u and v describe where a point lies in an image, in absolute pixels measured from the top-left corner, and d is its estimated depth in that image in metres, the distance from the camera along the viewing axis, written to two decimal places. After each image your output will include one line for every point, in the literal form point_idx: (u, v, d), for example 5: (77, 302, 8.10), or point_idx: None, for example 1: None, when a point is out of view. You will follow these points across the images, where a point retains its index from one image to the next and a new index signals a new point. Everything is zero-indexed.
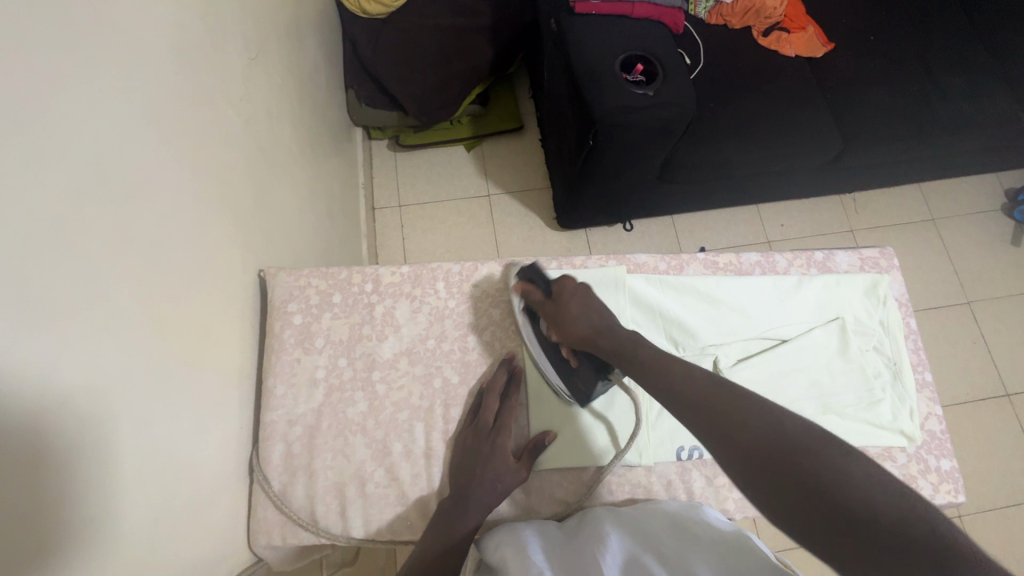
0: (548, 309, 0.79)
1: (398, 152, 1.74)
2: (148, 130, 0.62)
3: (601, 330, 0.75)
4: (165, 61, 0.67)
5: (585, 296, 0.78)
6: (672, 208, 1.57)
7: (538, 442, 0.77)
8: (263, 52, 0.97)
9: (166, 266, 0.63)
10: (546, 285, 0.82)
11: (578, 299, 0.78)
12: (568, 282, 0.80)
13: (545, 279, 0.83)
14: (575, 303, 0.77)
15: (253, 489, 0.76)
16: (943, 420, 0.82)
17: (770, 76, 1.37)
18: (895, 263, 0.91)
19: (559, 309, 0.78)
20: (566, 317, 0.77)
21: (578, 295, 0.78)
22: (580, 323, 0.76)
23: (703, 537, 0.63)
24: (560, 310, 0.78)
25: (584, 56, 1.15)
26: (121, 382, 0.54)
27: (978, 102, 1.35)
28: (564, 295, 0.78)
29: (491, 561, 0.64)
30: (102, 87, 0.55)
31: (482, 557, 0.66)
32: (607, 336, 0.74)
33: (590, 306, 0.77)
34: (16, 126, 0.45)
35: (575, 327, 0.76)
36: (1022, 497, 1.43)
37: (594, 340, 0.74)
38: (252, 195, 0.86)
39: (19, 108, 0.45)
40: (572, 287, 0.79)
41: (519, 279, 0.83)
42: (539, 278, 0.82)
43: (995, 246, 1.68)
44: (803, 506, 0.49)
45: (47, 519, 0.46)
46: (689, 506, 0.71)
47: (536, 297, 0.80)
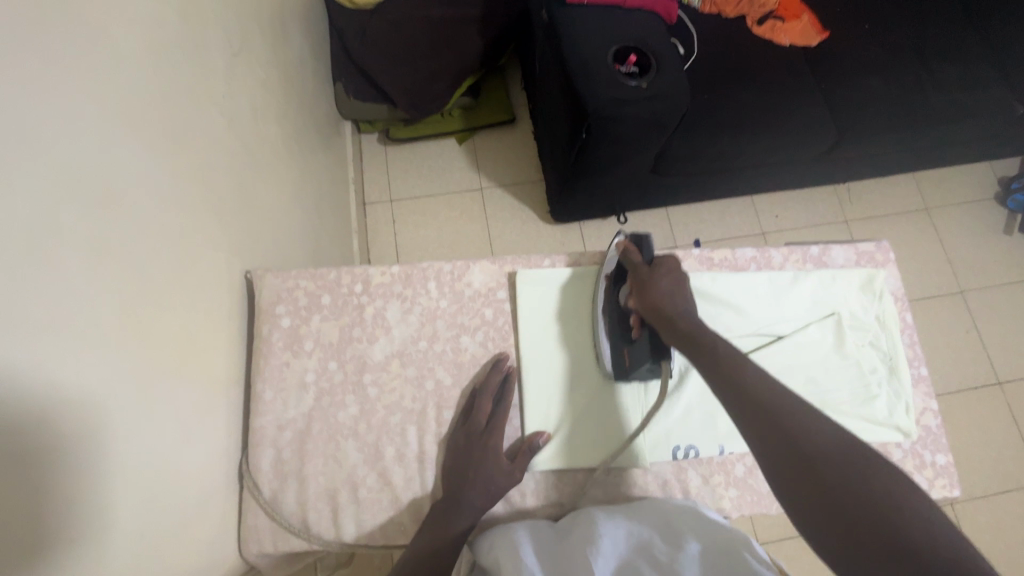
0: (641, 272, 0.75)
1: (388, 146, 1.71)
2: (127, 132, 0.60)
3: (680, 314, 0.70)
4: (144, 58, 0.64)
5: (678, 278, 0.74)
6: (666, 200, 1.55)
7: (533, 443, 0.76)
8: (246, 46, 0.94)
9: (148, 270, 0.61)
10: (650, 253, 0.77)
11: (671, 277, 0.74)
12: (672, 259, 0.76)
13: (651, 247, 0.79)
14: (666, 279, 0.73)
15: (243, 496, 0.75)
16: (939, 416, 0.82)
17: (765, 66, 1.35)
18: (891, 258, 0.90)
19: (651, 277, 0.74)
20: (654, 289, 0.73)
21: (675, 274, 0.74)
22: (665, 300, 0.71)
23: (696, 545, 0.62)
24: (651, 279, 0.73)
25: (577, 47, 1.13)
26: (104, 393, 0.53)
27: (973, 90, 1.34)
28: (663, 267, 0.74)
29: (483, 563, 0.64)
30: (76, 88, 0.53)
31: (476, 558, 0.66)
32: (684, 320, 0.69)
33: (679, 288, 0.73)
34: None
35: (658, 301, 0.71)
36: (1012, 484, 1.44)
37: (671, 322, 0.70)
38: (237, 194, 0.84)
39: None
40: (674, 267, 0.75)
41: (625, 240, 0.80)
42: (645, 247, 0.78)
43: (988, 235, 1.68)
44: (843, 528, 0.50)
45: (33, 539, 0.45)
46: (685, 506, 0.70)
47: (634, 258, 0.77)
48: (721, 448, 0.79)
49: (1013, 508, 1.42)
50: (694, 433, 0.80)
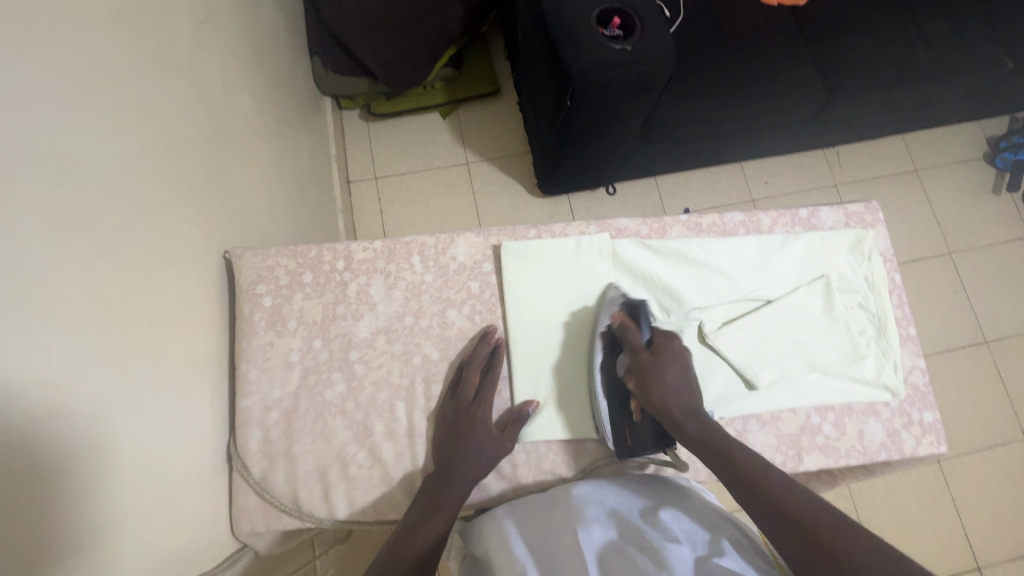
0: (642, 358, 0.74)
1: (370, 122, 1.67)
2: (88, 104, 0.57)
3: (688, 413, 0.70)
4: (103, 27, 0.61)
5: (682, 364, 0.74)
6: (654, 169, 1.53)
7: (521, 412, 0.76)
8: (213, 16, 0.90)
9: (118, 251, 0.59)
10: (647, 331, 0.77)
11: (677, 366, 0.73)
12: (676, 339, 0.76)
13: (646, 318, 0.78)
14: (672, 368, 0.73)
15: (232, 477, 0.74)
16: (927, 373, 0.83)
17: (752, 27, 1.32)
18: (881, 218, 0.89)
19: (655, 364, 0.73)
20: (659, 382, 0.72)
21: (680, 359, 0.74)
22: (670, 394, 0.71)
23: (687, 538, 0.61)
24: (655, 368, 0.73)
25: (559, 10, 1.09)
26: (77, 373, 0.51)
27: (962, 46, 1.32)
28: (667, 355, 0.74)
29: (480, 554, 0.64)
30: (26, 56, 0.50)
31: (474, 551, 0.66)
32: (693, 423, 0.69)
33: (684, 379, 0.73)
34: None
35: (661, 396, 0.71)
36: (996, 439, 1.48)
37: (677, 422, 0.70)
38: (211, 172, 0.81)
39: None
40: (675, 350, 0.74)
41: (623, 311, 0.78)
42: (641, 319, 0.78)
43: (976, 195, 1.68)
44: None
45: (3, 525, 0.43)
46: (678, 491, 0.71)
47: (633, 339, 0.75)
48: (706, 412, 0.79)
49: (997, 462, 1.46)
50: None
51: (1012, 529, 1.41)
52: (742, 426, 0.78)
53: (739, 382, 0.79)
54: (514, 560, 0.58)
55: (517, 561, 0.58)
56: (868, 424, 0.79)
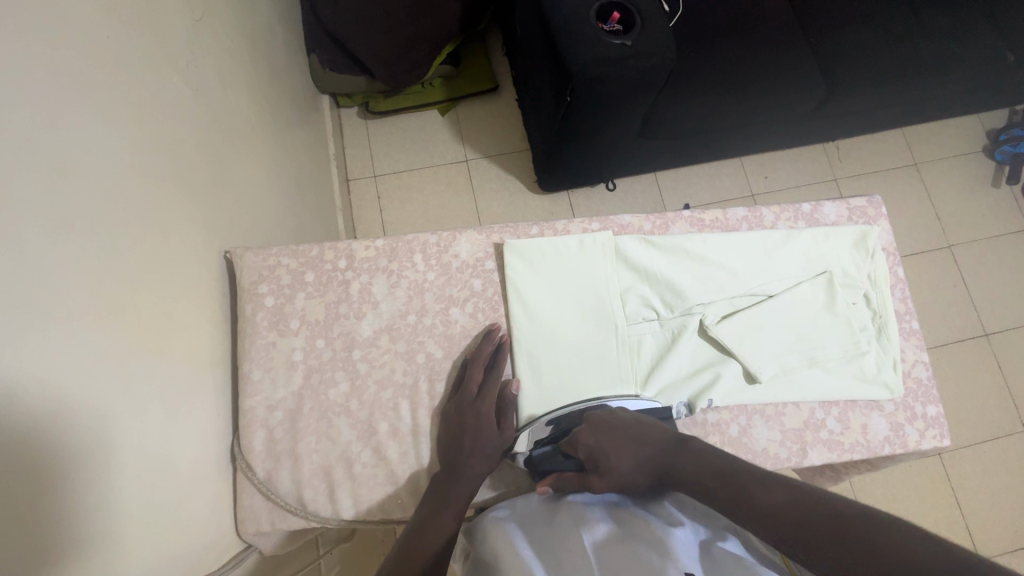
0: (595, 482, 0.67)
1: (369, 120, 1.66)
2: (84, 103, 0.57)
3: (661, 461, 0.66)
4: (98, 26, 0.60)
5: (614, 445, 0.68)
6: (654, 164, 1.53)
7: (507, 398, 0.76)
8: (210, 14, 0.89)
9: (117, 251, 0.58)
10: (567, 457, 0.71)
11: (609, 447, 0.68)
12: (582, 435, 0.70)
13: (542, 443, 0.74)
14: (614, 457, 0.67)
15: (236, 477, 0.74)
16: (930, 367, 0.82)
17: (752, 22, 1.31)
18: (883, 212, 0.89)
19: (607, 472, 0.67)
20: (623, 473, 0.67)
21: (603, 436, 0.70)
22: (637, 475, 0.66)
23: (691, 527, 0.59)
24: (608, 475, 0.67)
25: (557, 6, 1.09)
26: (78, 377, 0.51)
27: (963, 40, 1.32)
28: (596, 456, 0.68)
29: (480, 555, 0.61)
30: (24, 53, 0.50)
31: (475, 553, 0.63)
32: (674, 469, 0.64)
33: (633, 449, 0.68)
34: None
35: (637, 481, 0.66)
36: (997, 432, 1.48)
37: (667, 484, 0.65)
38: (210, 171, 0.81)
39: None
40: (584, 438, 0.70)
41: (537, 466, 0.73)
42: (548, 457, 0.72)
43: (976, 188, 1.68)
44: (817, 549, 0.49)
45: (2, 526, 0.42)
46: (649, 497, 0.66)
47: (568, 473, 0.70)
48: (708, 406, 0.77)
49: (997, 455, 1.46)
50: (679, 385, 0.78)
51: (1012, 519, 1.42)
52: (746, 422, 0.78)
53: (740, 376, 0.79)
54: (519, 556, 0.55)
55: (521, 557, 0.56)
56: (872, 418, 0.79)
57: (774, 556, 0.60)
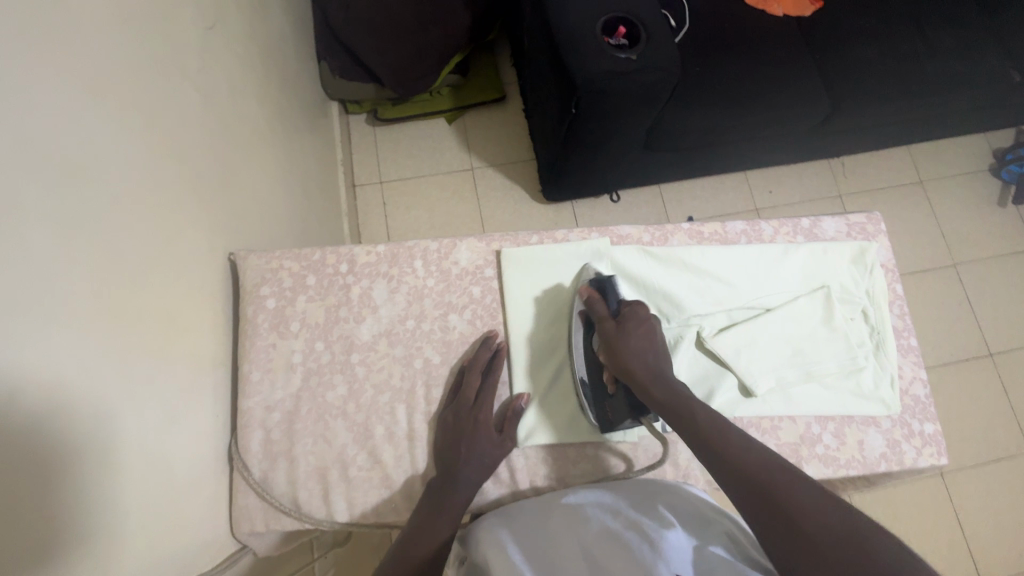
0: (606, 327, 0.73)
1: (377, 127, 1.68)
2: (96, 108, 0.58)
3: (655, 377, 0.68)
4: (112, 33, 0.62)
5: (650, 332, 0.72)
6: (657, 177, 1.54)
7: (516, 408, 0.76)
8: (222, 22, 0.92)
9: (123, 252, 0.60)
10: (615, 301, 0.76)
11: (641, 331, 0.72)
12: (642, 307, 0.74)
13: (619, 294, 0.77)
14: (639, 330, 0.72)
15: (233, 477, 0.75)
16: (928, 385, 0.82)
17: (757, 38, 1.33)
18: (883, 228, 0.89)
19: (619, 333, 0.72)
20: (623, 345, 0.71)
21: (646, 325, 0.72)
22: (633, 358, 0.70)
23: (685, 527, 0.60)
24: (620, 335, 0.71)
25: (563, 20, 1.11)
26: (81, 376, 0.52)
27: (969, 59, 1.32)
28: (631, 320, 0.73)
29: (474, 560, 0.61)
30: (36, 59, 0.51)
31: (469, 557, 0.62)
32: (659, 389, 0.67)
33: (652, 342, 0.71)
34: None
35: (630, 361, 0.69)
36: (1002, 453, 1.46)
37: (644, 388, 0.68)
38: (218, 175, 0.82)
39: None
40: (641, 314, 0.73)
41: (590, 287, 0.78)
42: (610, 293, 0.77)
43: (982, 207, 1.67)
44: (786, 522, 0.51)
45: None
46: (650, 497, 0.68)
47: (599, 310, 0.75)
48: None
49: (1002, 476, 1.45)
50: None
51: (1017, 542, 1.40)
52: None
53: (736, 389, 0.79)
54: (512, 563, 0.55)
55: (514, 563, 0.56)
56: (869, 434, 0.79)
57: (768, 553, 0.61)
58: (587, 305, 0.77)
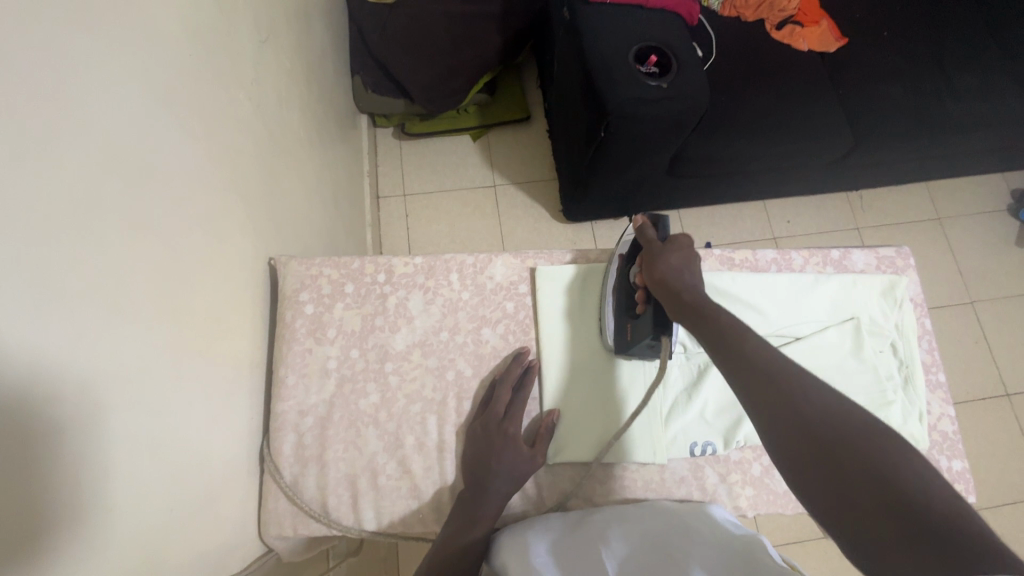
0: (650, 248, 0.73)
1: (404, 141, 1.72)
2: (164, 116, 0.61)
3: (687, 288, 0.67)
4: (179, 43, 0.65)
5: (689, 255, 0.71)
6: (680, 202, 1.56)
7: (548, 424, 0.76)
8: (274, 36, 0.95)
9: (180, 255, 0.62)
10: (667, 231, 0.76)
11: (683, 253, 0.71)
12: (685, 237, 0.73)
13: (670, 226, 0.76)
14: (677, 253, 0.70)
15: (264, 480, 0.75)
16: (956, 422, 0.82)
17: (783, 71, 1.36)
18: (912, 263, 0.90)
19: (661, 251, 0.71)
20: (660, 263, 0.70)
21: (687, 249, 0.71)
22: (666, 270, 0.69)
23: (707, 543, 0.62)
24: (659, 253, 0.71)
25: (597, 46, 1.14)
26: (137, 371, 0.54)
27: (990, 100, 1.34)
28: (675, 243, 0.72)
29: (500, 565, 0.64)
30: (113, 65, 0.54)
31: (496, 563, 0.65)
32: (689, 294, 0.66)
33: (692, 264, 0.70)
34: (17, 99, 0.42)
35: (665, 274, 0.69)
36: (1019, 496, 1.44)
37: (675, 295, 0.67)
38: (262, 182, 0.85)
39: (22, 80, 0.43)
40: (687, 244, 0.71)
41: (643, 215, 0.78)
42: (664, 226, 0.76)
43: (1000, 247, 1.68)
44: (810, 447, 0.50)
45: (40, 511, 0.44)
46: (678, 512, 0.69)
47: (648, 236, 0.75)
48: (737, 445, 0.78)
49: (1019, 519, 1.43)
50: (710, 429, 0.79)
51: None
52: (769, 462, 0.79)
53: None
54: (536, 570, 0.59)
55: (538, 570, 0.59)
56: None
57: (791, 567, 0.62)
58: (637, 232, 0.77)
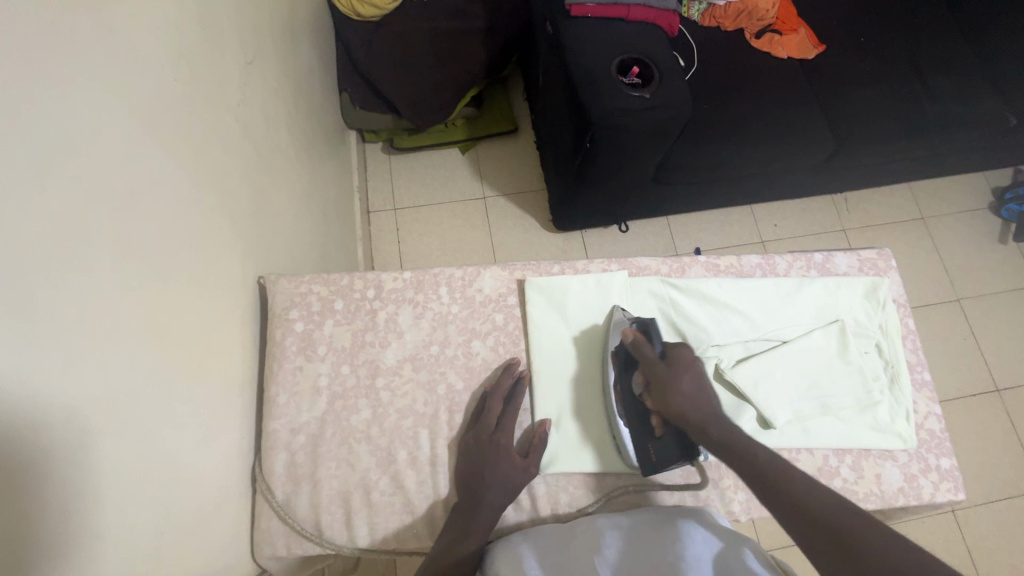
0: (656, 370, 0.73)
1: (393, 156, 1.73)
2: (150, 140, 0.62)
3: (710, 417, 0.69)
4: (164, 68, 0.66)
5: (696, 372, 0.73)
6: (668, 209, 1.58)
7: (539, 434, 0.77)
8: (259, 57, 0.96)
9: (170, 277, 0.63)
10: (660, 344, 0.76)
11: (691, 373, 0.72)
12: (685, 352, 0.74)
13: (659, 334, 0.77)
14: (686, 374, 0.72)
15: (255, 500, 0.75)
16: (942, 419, 0.83)
17: (764, 78, 1.38)
18: (893, 265, 0.91)
19: (671, 375, 0.72)
20: (675, 390, 0.71)
21: (694, 366, 0.73)
22: (686, 403, 0.70)
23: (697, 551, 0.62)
24: (669, 381, 0.72)
25: (580, 58, 1.16)
26: (126, 395, 0.54)
27: (966, 102, 1.38)
28: (680, 362, 0.73)
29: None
30: (98, 94, 0.54)
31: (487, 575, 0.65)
32: (717, 426, 0.68)
33: (700, 386, 0.71)
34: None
35: (681, 406, 0.70)
36: (1013, 491, 1.46)
37: (701, 428, 0.68)
38: (250, 201, 0.85)
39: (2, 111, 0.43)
40: (689, 360, 0.73)
41: (633, 329, 0.78)
42: (653, 336, 0.77)
43: (984, 244, 1.71)
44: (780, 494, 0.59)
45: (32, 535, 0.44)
46: (671, 517, 0.69)
47: (647, 352, 0.75)
48: None
49: (1014, 514, 1.44)
50: None
51: None
52: None
53: (755, 421, 0.79)
54: None
55: None
56: (886, 468, 0.79)
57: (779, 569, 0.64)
58: (630, 346, 0.77)
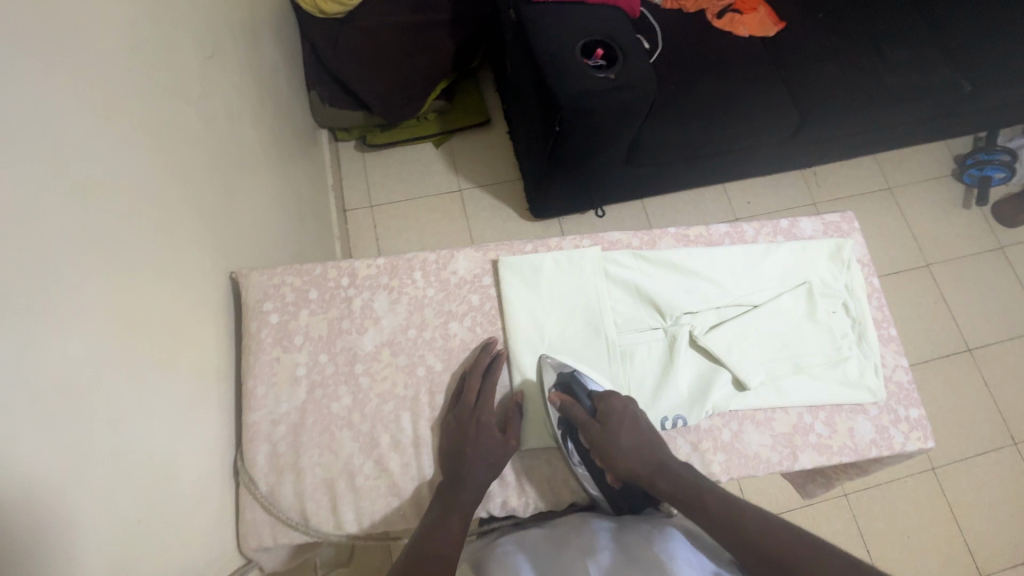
0: (594, 431, 0.75)
1: (365, 153, 1.72)
2: (109, 130, 0.61)
3: (656, 468, 0.72)
4: (120, 60, 0.65)
5: (632, 421, 0.75)
6: (642, 191, 1.60)
7: (513, 408, 0.78)
8: (220, 52, 0.95)
9: (134, 269, 0.62)
10: (588, 399, 0.78)
11: (628, 426, 0.75)
12: (616, 404, 0.76)
13: (584, 385, 0.80)
14: (624, 428, 0.75)
15: (239, 491, 0.75)
16: (909, 371, 0.86)
17: (728, 57, 1.41)
18: (856, 227, 0.94)
19: (609, 435, 0.75)
20: (616, 450, 0.74)
21: (628, 417, 0.75)
22: (630, 459, 0.73)
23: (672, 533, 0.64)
24: (609, 437, 0.75)
25: (545, 41, 1.17)
26: (93, 382, 0.53)
27: (922, 71, 1.41)
28: (613, 417, 0.75)
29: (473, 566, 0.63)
30: (52, 82, 0.54)
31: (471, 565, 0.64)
32: (665, 477, 0.70)
33: (639, 435, 0.74)
34: None
35: (626, 461, 0.73)
36: (988, 446, 1.51)
37: (650, 480, 0.71)
38: (218, 197, 0.84)
39: None
40: (620, 409, 0.76)
41: (558, 389, 0.79)
42: (579, 390, 0.79)
43: (949, 210, 1.76)
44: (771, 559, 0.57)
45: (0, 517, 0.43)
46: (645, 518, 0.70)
47: (578, 414, 0.76)
48: (706, 414, 0.79)
49: (990, 467, 1.49)
50: (680, 402, 0.80)
51: (1009, 531, 1.44)
52: (738, 428, 0.80)
53: (730, 384, 0.81)
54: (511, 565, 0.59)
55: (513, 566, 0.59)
56: (858, 421, 0.82)
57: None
58: (561, 410, 0.78)
